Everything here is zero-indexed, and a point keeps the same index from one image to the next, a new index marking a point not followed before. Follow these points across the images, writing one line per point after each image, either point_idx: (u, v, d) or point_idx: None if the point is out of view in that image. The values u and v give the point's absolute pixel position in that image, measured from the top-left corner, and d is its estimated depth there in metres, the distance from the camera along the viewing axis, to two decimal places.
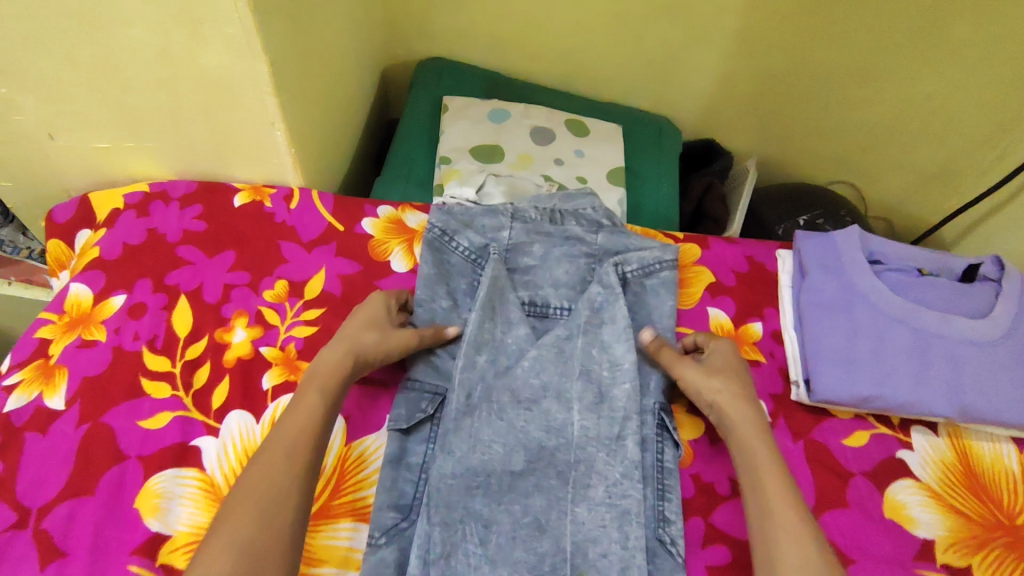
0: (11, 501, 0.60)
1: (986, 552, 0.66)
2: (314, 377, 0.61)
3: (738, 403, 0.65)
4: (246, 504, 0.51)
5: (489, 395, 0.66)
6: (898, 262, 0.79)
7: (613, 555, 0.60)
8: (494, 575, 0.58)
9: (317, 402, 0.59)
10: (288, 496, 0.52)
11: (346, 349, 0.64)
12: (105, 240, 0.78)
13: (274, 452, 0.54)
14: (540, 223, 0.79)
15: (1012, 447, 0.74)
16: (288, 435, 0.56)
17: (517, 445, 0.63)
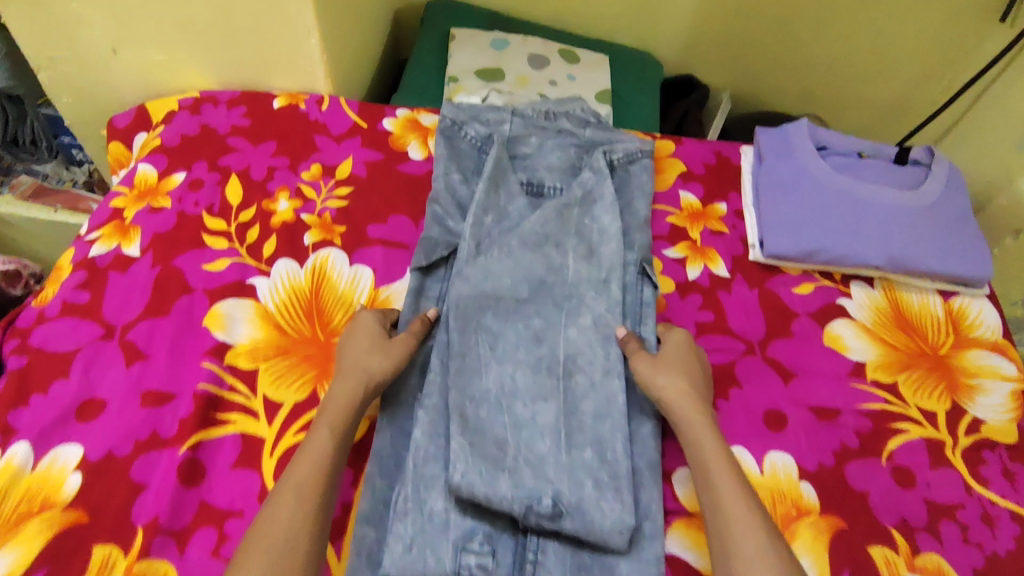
0: (100, 319, 0.73)
1: (909, 372, 0.79)
2: (326, 412, 0.62)
3: (686, 399, 0.67)
4: (258, 554, 0.52)
5: (497, 244, 0.79)
6: (842, 148, 0.92)
7: (597, 364, 0.72)
8: (502, 368, 0.71)
9: (327, 438, 0.60)
10: (296, 542, 0.53)
11: (355, 380, 0.65)
12: (165, 133, 0.91)
13: (285, 495, 0.56)
14: (536, 119, 0.92)
15: (938, 297, 0.86)
16: (298, 475, 0.57)
17: (520, 280, 0.77)
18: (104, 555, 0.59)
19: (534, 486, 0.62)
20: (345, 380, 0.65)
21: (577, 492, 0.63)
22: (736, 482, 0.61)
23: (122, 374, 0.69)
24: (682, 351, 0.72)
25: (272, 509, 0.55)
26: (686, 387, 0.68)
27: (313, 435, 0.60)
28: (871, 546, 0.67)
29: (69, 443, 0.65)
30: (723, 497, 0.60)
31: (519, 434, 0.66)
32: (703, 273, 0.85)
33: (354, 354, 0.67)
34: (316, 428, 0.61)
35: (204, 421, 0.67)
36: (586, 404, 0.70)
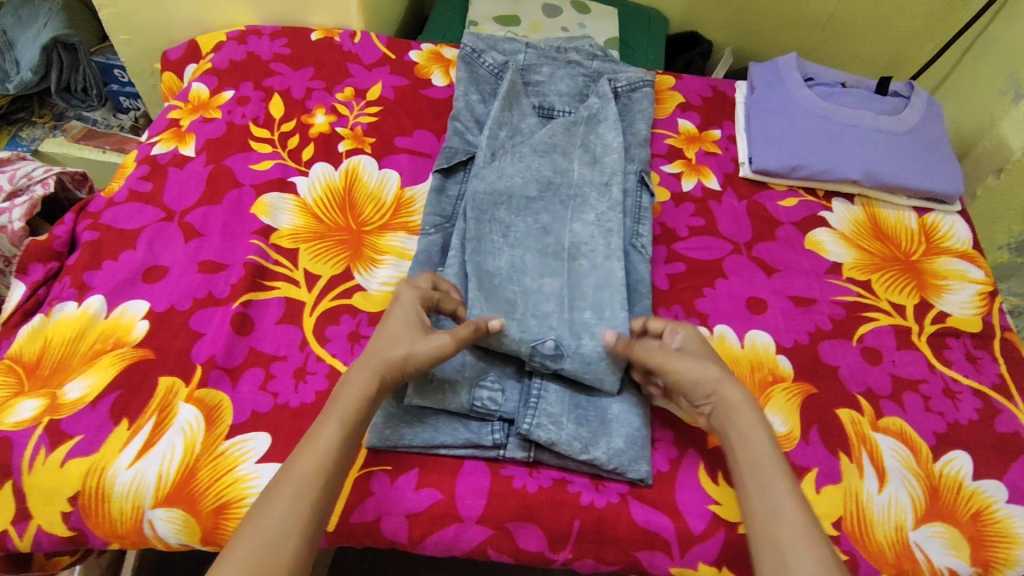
0: (161, 205, 0.83)
1: (882, 273, 0.87)
2: (339, 402, 0.58)
3: (744, 411, 0.61)
4: (237, 554, 0.49)
5: (509, 151, 0.88)
6: (827, 80, 1.01)
7: (596, 253, 0.79)
8: (513, 252, 0.79)
9: (337, 431, 0.56)
10: (281, 542, 0.50)
11: (371, 375, 0.60)
12: (215, 59, 1.01)
13: (281, 486, 0.53)
14: (548, 51, 1.01)
15: (913, 213, 0.94)
16: (301, 468, 0.54)
17: (531, 181, 0.85)
18: (168, 384, 0.68)
19: (539, 332, 0.71)
20: (363, 374, 0.60)
21: (576, 341, 0.71)
22: (786, 485, 0.57)
23: (182, 248, 0.79)
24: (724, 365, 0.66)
25: (264, 503, 0.52)
26: (742, 400, 0.62)
27: (321, 426, 0.57)
28: (839, 409, 0.74)
29: (135, 299, 0.74)
30: (779, 504, 0.56)
31: (526, 303, 0.74)
32: (697, 186, 0.94)
33: (378, 347, 0.62)
34: (327, 418, 0.57)
35: (252, 286, 0.76)
36: (588, 281, 0.77)
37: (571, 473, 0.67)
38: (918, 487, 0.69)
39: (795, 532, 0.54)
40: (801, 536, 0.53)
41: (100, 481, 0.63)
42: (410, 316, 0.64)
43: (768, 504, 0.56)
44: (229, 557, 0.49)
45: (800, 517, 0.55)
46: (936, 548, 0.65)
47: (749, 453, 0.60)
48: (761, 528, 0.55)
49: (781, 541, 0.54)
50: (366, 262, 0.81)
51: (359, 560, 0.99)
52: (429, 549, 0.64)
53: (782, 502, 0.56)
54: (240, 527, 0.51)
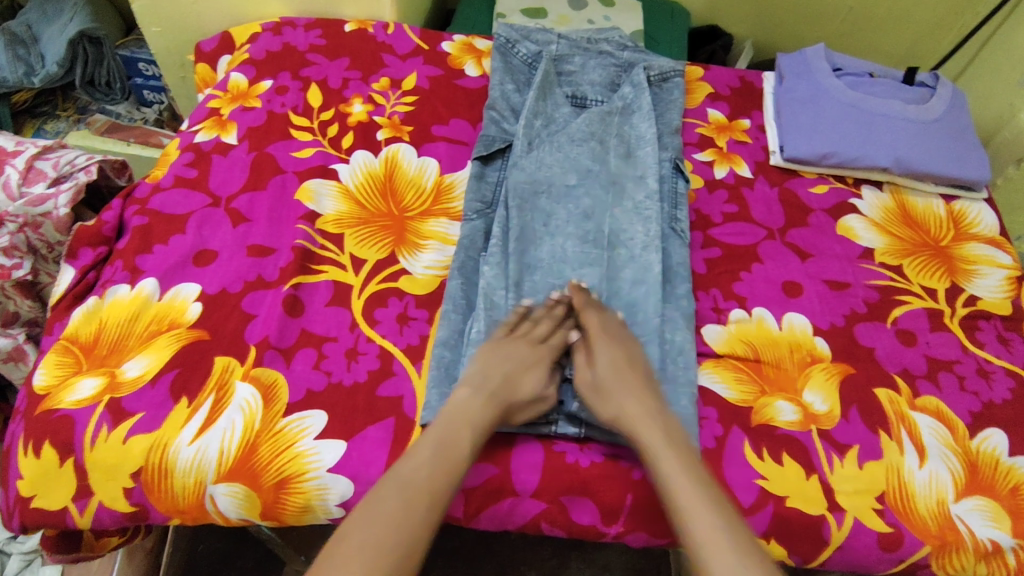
0: (207, 191, 0.84)
1: (914, 259, 0.88)
2: (466, 415, 0.64)
3: (643, 419, 0.65)
4: (366, 548, 0.56)
5: (544, 142, 0.89)
6: (854, 70, 1.02)
7: (633, 241, 0.81)
8: (555, 239, 0.80)
9: (467, 440, 0.63)
10: (408, 544, 0.57)
11: (493, 400, 0.66)
12: (251, 49, 1.03)
13: (411, 487, 0.59)
14: (580, 43, 1.03)
15: (941, 200, 0.96)
16: (427, 470, 0.61)
17: (571, 170, 0.86)
18: (224, 364, 0.69)
19: (579, 341, 0.74)
20: (485, 399, 0.66)
21: (612, 345, 0.73)
22: (699, 497, 0.60)
23: (230, 232, 0.81)
24: (617, 369, 0.69)
25: (393, 500, 0.59)
26: (641, 410, 0.66)
27: (454, 433, 0.63)
28: (877, 388, 0.76)
29: (187, 282, 0.76)
30: (692, 519, 0.59)
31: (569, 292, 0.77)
32: (729, 174, 0.95)
33: (496, 372, 0.68)
34: (458, 429, 0.63)
35: (301, 269, 0.78)
36: (626, 273, 0.79)
37: (621, 450, 0.68)
38: (957, 462, 0.71)
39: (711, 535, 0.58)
40: (719, 538, 0.57)
41: (163, 457, 0.64)
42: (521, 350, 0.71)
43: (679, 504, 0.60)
44: (360, 552, 0.56)
45: (716, 526, 0.58)
46: (978, 521, 0.68)
47: (660, 471, 0.62)
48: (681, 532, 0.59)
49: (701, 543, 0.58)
50: (409, 247, 0.82)
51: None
52: (485, 522, 0.67)
53: (692, 508, 0.59)
54: (368, 515, 0.58)
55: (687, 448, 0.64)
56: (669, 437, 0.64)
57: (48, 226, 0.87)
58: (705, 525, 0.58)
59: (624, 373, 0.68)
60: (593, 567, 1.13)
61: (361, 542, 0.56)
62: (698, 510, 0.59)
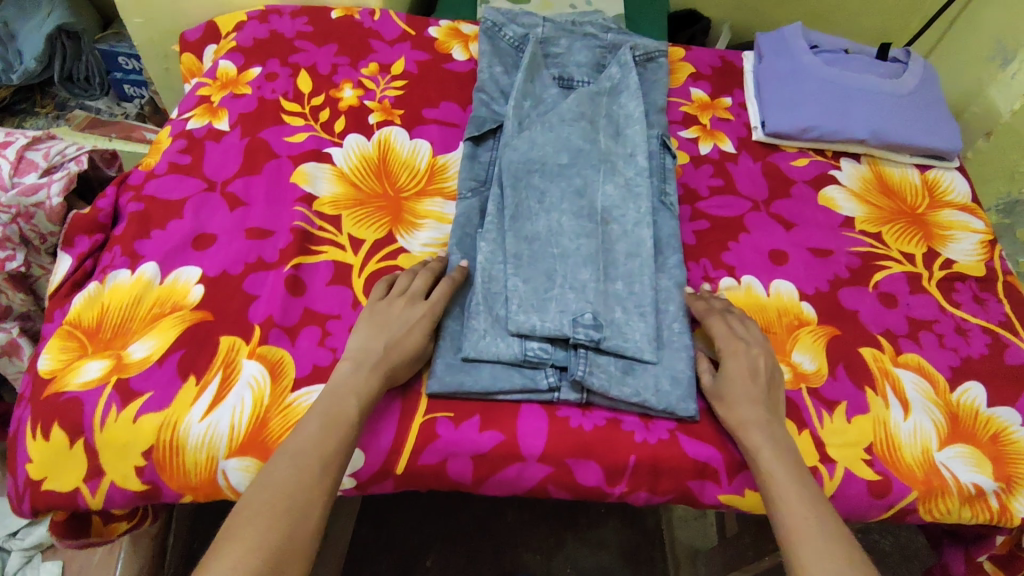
0: (202, 176, 0.85)
1: (892, 226, 0.92)
2: (347, 383, 0.64)
3: (747, 417, 0.67)
4: (270, 505, 0.54)
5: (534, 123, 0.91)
6: (830, 46, 1.06)
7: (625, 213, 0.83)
8: (550, 214, 0.81)
9: (353, 405, 0.62)
10: (310, 500, 0.55)
11: (376, 369, 0.66)
12: (238, 37, 1.03)
13: (306, 449, 0.58)
14: (565, 25, 1.04)
15: (915, 170, 1.00)
16: (313, 435, 0.59)
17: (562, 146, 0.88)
18: (229, 343, 0.71)
19: (577, 307, 0.73)
20: (364, 370, 0.65)
21: (609, 313, 0.74)
22: (802, 496, 0.60)
23: (227, 216, 0.81)
24: (744, 382, 0.70)
25: (284, 462, 0.57)
26: (753, 418, 0.67)
27: (338, 402, 0.62)
28: (862, 347, 0.79)
29: (188, 265, 0.76)
30: (791, 511, 0.59)
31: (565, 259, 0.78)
32: (714, 149, 0.98)
33: (374, 343, 0.68)
34: (343, 397, 0.63)
35: (301, 250, 0.79)
36: (620, 246, 0.81)
37: (622, 413, 0.71)
38: (940, 414, 0.74)
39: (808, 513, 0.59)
40: (817, 516, 0.59)
41: (174, 434, 0.65)
42: (403, 314, 0.70)
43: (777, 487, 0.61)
44: (257, 511, 0.53)
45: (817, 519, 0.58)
46: (960, 466, 0.71)
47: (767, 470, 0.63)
48: (777, 515, 0.60)
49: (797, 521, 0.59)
50: (406, 225, 0.84)
51: (376, 538, 1.12)
52: (493, 488, 0.69)
53: (792, 500, 0.60)
54: (256, 483, 0.56)
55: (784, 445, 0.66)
56: (775, 443, 0.65)
57: (40, 216, 0.87)
58: (801, 507, 0.59)
59: (738, 375, 0.70)
60: (589, 545, 1.15)
61: (255, 514, 0.53)
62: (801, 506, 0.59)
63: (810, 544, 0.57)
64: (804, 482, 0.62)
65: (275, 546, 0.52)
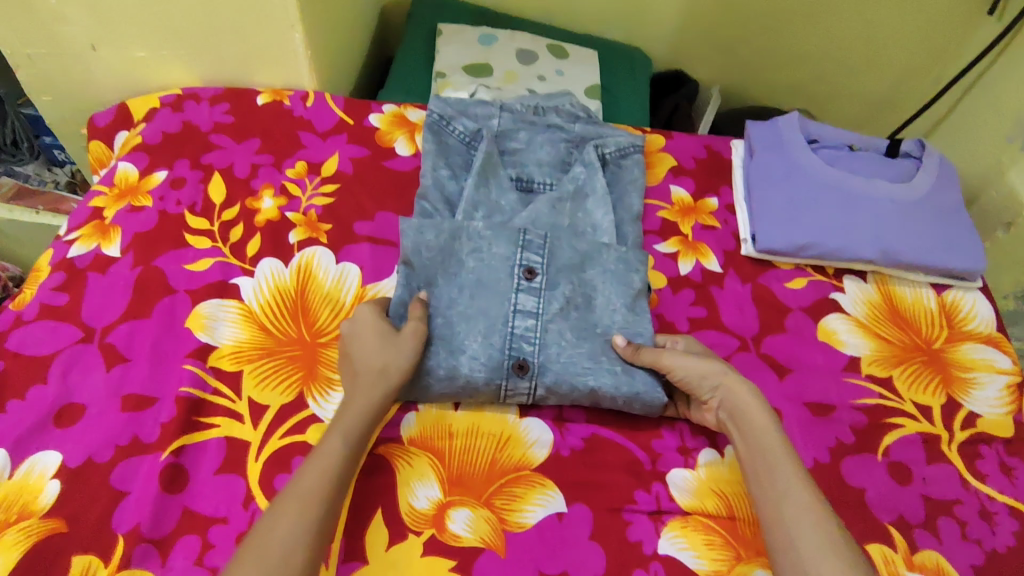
0: (78, 322, 0.71)
1: (905, 366, 0.78)
2: (341, 415, 0.60)
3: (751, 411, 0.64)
4: (255, 556, 0.49)
5: (472, 229, 0.73)
6: (832, 140, 0.92)
7: (572, 326, 0.71)
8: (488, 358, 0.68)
9: (339, 447, 0.57)
10: (290, 557, 0.50)
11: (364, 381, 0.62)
12: (145, 130, 0.89)
13: (299, 494, 0.53)
14: (525, 114, 0.90)
15: (930, 291, 0.86)
16: (306, 480, 0.54)
17: (510, 258, 0.72)
18: (83, 565, 0.56)
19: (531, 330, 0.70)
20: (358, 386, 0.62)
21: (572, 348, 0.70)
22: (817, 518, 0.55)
23: (102, 379, 0.67)
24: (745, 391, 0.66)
25: (272, 519, 0.51)
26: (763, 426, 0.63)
27: (326, 442, 0.58)
28: (869, 544, 0.65)
29: (47, 451, 0.63)
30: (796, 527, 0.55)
31: (503, 368, 0.68)
32: (695, 268, 0.84)
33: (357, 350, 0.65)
34: (330, 436, 0.58)
35: (186, 426, 0.65)
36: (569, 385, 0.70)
37: None
38: None
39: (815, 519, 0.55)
40: (823, 525, 0.55)
41: None
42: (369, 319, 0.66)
43: (780, 491, 0.58)
44: (259, 560, 0.49)
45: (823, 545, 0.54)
46: None
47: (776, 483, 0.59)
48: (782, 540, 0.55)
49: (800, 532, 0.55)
50: (321, 385, 0.69)
51: None
52: None
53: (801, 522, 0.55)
54: (262, 528, 0.51)
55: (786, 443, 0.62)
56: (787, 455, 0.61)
57: None
58: (804, 522, 0.55)
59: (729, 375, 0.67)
60: None
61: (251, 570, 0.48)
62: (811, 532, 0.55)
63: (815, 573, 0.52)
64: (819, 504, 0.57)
65: None
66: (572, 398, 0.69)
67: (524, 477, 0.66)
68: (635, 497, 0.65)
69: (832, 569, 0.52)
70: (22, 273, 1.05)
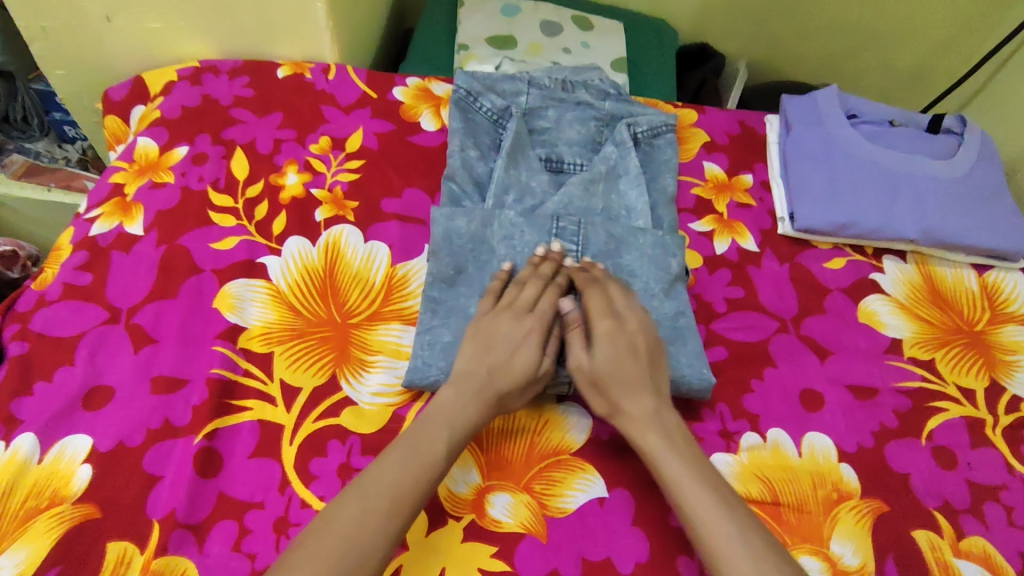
0: (104, 303, 0.69)
1: (948, 349, 0.77)
2: (444, 416, 0.59)
3: (645, 428, 0.60)
4: (327, 546, 0.49)
5: (504, 216, 0.73)
6: (872, 116, 0.89)
7: None
8: None
9: (440, 447, 0.56)
10: (370, 554, 0.50)
11: (480, 394, 0.60)
12: (164, 104, 0.86)
13: (381, 488, 0.53)
14: (554, 91, 0.87)
15: (972, 272, 0.84)
16: (393, 475, 0.54)
17: (545, 241, 0.72)
18: (119, 551, 0.55)
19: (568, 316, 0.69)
20: (469, 391, 0.60)
21: None
22: (714, 510, 0.55)
23: (131, 360, 0.66)
24: (619, 360, 0.63)
25: (344, 508, 0.52)
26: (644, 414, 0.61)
27: (429, 440, 0.56)
28: (915, 529, 0.64)
29: (76, 434, 0.61)
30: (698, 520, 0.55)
31: None
32: (732, 247, 0.82)
33: (479, 357, 0.62)
34: (433, 431, 0.57)
35: (219, 409, 0.63)
36: None
37: None
38: None
39: (727, 553, 0.52)
40: (734, 557, 0.52)
41: None
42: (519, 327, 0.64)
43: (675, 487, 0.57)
44: (327, 548, 0.49)
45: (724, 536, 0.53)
46: None
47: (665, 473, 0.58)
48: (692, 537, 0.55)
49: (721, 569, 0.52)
50: (354, 366, 0.68)
51: None
52: None
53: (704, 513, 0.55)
54: (337, 509, 0.52)
55: (698, 458, 0.59)
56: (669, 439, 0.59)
57: None
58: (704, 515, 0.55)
59: (625, 368, 0.62)
60: None
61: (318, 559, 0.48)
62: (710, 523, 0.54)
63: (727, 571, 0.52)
64: (714, 489, 0.56)
65: None
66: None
67: (564, 462, 0.64)
68: None
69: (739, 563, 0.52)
70: (38, 251, 1.02)
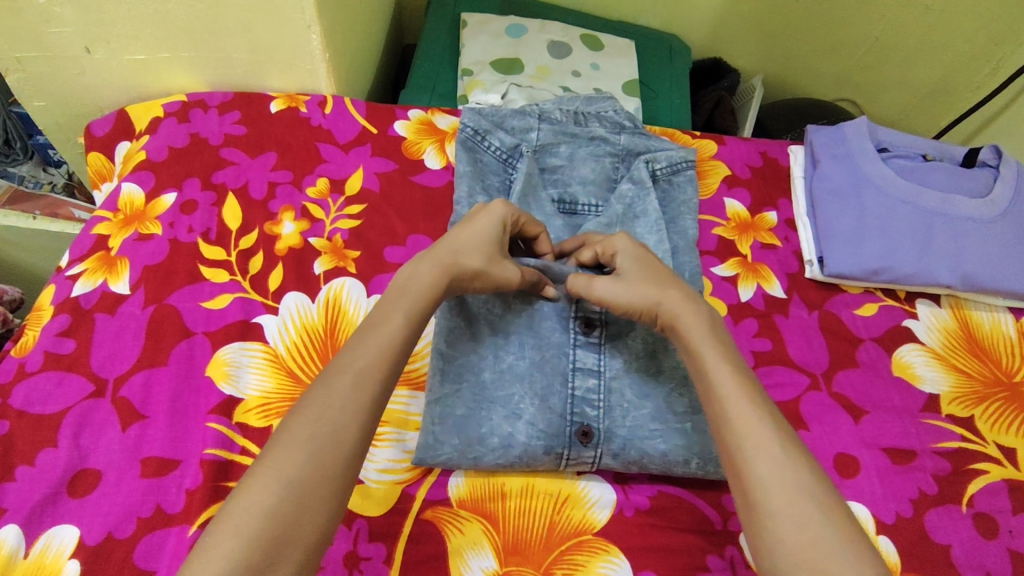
0: (88, 373, 0.64)
1: (988, 403, 0.72)
2: (406, 297, 0.54)
3: (691, 312, 0.57)
4: (302, 431, 0.44)
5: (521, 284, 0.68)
6: (904, 150, 0.85)
7: (633, 381, 0.66)
8: (535, 426, 0.62)
9: (401, 326, 0.52)
10: (343, 432, 0.45)
11: (442, 266, 0.57)
12: (150, 144, 0.81)
13: (343, 373, 0.48)
14: (565, 125, 0.81)
15: (1008, 316, 0.80)
16: (365, 354, 0.49)
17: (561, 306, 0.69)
18: None
19: (587, 395, 0.65)
20: (427, 266, 0.56)
21: (633, 410, 0.65)
22: (746, 391, 0.51)
23: (119, 440, 0.61)
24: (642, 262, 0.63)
25: (325, 388, 0.47)
26: (682, 296, 0.59)
27: (386, 315, 0.53)
28: None
29: (64, 525, 0.56)
30: (726, 390, 0.51)
31: (565, 435, 0.63)
32: (757, 294, 0.77)
33: (444, 241, 0.59)
34: (389, 309, 0.53)
35: (213, 494, 0.58)
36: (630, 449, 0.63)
37: None
38: None
39: (761, 439, 0.48)
40: (767, 443, 0.48)
41: None
42: (493, 228, 0.61)
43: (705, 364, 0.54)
44: (299, 430, 0.44)
45: (754, 412, 0.50)
46: None
47: (698, 350, 0.55)
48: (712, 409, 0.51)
49: (746, 449, 0.48)
50: None
51: None
52: None
53: (732, 390, 0.51)
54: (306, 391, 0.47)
55: (735, 354, 0.55)
56: (709, 326, 0.57)
57: None
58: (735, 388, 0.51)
59: (652, 264, 0.62)
60: None
61: (297, 442, 0.44)
62: (739, 395, 0.51)
63: (754, 446, 0.48)
64: (744, 376, 0.53)
65: (301, 482, 0.42)
66: (640, 463, 0.63)
67: (585, 542, 0.59)
68: (709, 563, 0.60)
69: (766, 440, 0.48)
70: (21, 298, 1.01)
